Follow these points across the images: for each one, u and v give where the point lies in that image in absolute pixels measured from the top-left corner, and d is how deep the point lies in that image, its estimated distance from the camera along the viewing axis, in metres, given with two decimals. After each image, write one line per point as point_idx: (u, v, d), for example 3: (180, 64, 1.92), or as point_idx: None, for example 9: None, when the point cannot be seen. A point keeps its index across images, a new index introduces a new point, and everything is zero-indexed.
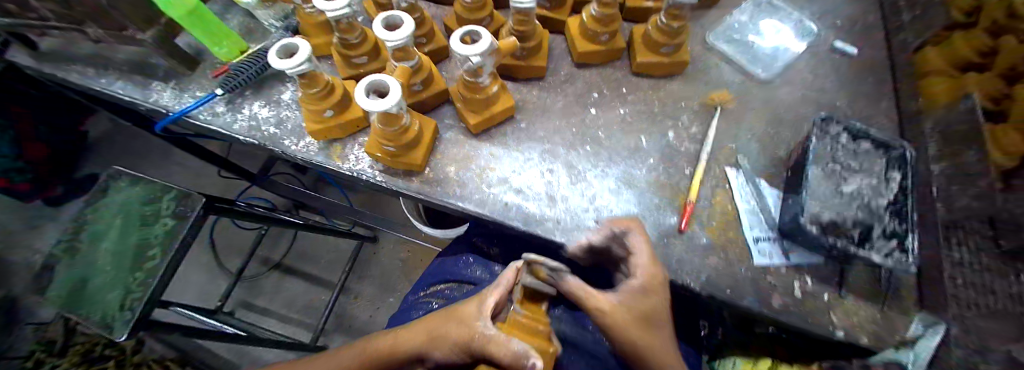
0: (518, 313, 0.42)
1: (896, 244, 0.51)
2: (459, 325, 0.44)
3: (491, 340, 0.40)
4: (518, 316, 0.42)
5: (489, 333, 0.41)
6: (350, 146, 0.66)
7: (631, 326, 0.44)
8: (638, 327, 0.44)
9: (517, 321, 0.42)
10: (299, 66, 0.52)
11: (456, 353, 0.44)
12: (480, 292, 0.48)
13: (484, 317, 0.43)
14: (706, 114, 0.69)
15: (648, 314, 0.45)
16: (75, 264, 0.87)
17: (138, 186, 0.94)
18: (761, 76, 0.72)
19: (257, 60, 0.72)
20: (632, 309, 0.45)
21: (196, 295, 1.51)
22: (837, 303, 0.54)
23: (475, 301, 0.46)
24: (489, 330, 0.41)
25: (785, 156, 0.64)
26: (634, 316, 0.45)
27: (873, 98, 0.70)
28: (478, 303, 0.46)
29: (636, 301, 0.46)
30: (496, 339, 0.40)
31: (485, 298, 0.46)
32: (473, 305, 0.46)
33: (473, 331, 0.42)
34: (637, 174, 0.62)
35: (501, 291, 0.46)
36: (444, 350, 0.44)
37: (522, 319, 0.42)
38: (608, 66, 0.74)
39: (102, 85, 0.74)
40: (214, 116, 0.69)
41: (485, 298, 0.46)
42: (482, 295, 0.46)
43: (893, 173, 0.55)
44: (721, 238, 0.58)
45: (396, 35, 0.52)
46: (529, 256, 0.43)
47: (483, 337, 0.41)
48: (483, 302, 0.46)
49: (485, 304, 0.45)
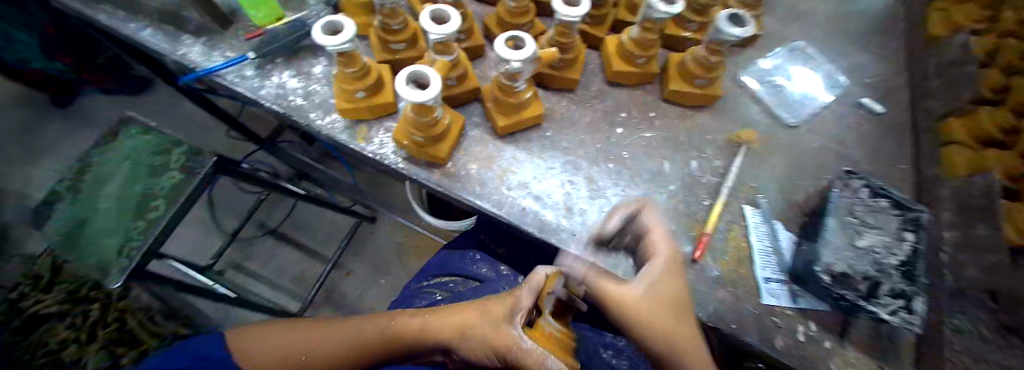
0: (553, 327, 0.46)
1: (902, 303, 0.51)
2: (493, 329, 0.47)
3: (526, 352, 0.43)
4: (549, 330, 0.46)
5: (523, 344, 0.44)
6: (375, 129, 0.65)
7: (656, 312, 0.45)
8: (659, 314, 0.44)
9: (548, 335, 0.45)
10: (343, 44, 0.52)
11: (485, 352, 0.48)
12: (512, 294, 0.50)
13: (518, 325, 0.45)
14: (730, 150, 0.69)
15: (672, 302, 0.45)
16: (75, 204, 0.85)
17: (150, 136, 0.93)
18: (788, 121, 0.73)
19: (291, 30, 0.72)
20: (656, 295, 0.46)
21: (186, 251, 1.49)
22: (836, 352, 0.54)
23: (509, 301, 0.49)
24: (525, 342, 0.44)
25: (802, 201, 0.65)
26: (658, 302, 0.45)
27: (892, 157, 0.71)
28: (511, 307, 0.48)
29: (663, 288, 0.46)
30: (532, 353, 0.43)
31: (519, 298, 0.48)
32: (506, 306, 0.49)
33: (507, 338, 0.45)
34: (656, 198, 0.63)
35: (534, 296, 0.47)
36: (475, 347, 0.49)
37: (556, 333, 0.46)
38: (639, 88, 0.74)
39: (131, 30, 0.73)
40: (241, 79, 0.69)
41: (518, 300, 0.47)
42: (516, 297, 0.49)
43: (908, 234, 0.55)
44: (731, 272, 0.58)
45: (441, 29, 0.52)
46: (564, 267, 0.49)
47: (517, 348, 0.44)
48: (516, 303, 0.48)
49: (519, 308, 0.47)
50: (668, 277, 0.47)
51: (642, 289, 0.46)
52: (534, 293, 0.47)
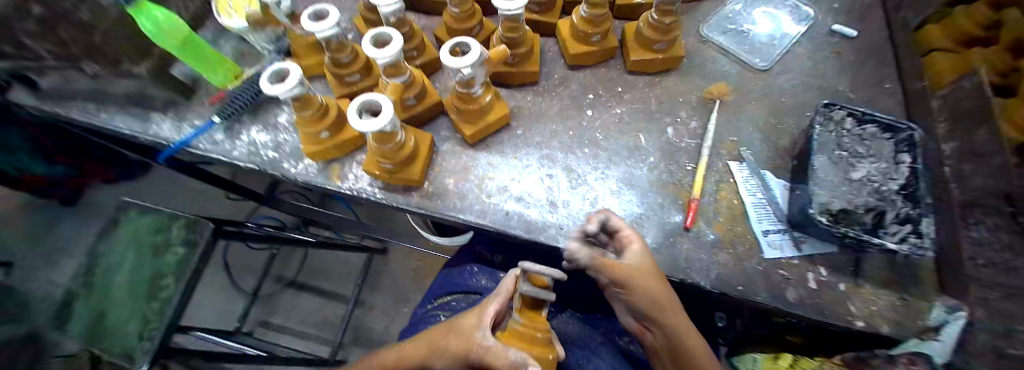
0: (517, 322, 0.43)
1: (910, 228, 0.49)
2: (458, 337, 0.44)
3: (491, 349, 0.41)
4: (518, 323, 0.43)
5: (486, 343, 0.41)
6: (348, 165, 0.66)
7: (648, 281, 0.46)
8: (653, 283, 0.47)
9: (516, 330, 0.43)
10: (292, 90, 0.52)
11: (455, 365, 0.44)
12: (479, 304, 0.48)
13: (484, 327, 0.44)
14: (705, 108, 0.68)
15: (654, 271, 0.48)
16: (90, 298, 0.88)
17: (148, 216, 0.95)
18: (759, 66, 0.71)
19: (250, 88, 0.73)
20: (643, 267, 0.47)
21: (214, 316, 1.53)
22: (854, 292, 0.52)
23: (475, 312, 0.47)
24: (488, 340, 0.42)
25: (789, 145, 0.63)
26: (646, 273, 0.47)
27: (875, 79, 0.68)
28: (476, 315, 0.46)
29: (645, 260, 0.47)
30: (495, 349, 0.41)
31: (486, 306, 0.47)
32: (474, 316, 0.46)
33: (471, 342, 0.43)
34: (638, 174, 0.61)
35: (502, 299, 0.47)
36: (444, 362, 0.44)
37: (520, 327, 0.43)
38: (602, 66, 0.73)
39: (101, 120, 0.75)
40: (213, 145, 0.70)
41: (485, 308, 0.46)
42: (483, 305, 0.47)
43: (903, 156, 0.53)
44: (729, 233, 0.56)
45: (384, 52, 0.52)
46: (523, 265, 0.40)
47: (481, 347, 0.41)
48: (483, 312, 0.46)
49: (486, 314, 0.46)
50: (645, 253, 0.48)
51: (631, 262, 0.47)
52: (502, 297, 0.47)
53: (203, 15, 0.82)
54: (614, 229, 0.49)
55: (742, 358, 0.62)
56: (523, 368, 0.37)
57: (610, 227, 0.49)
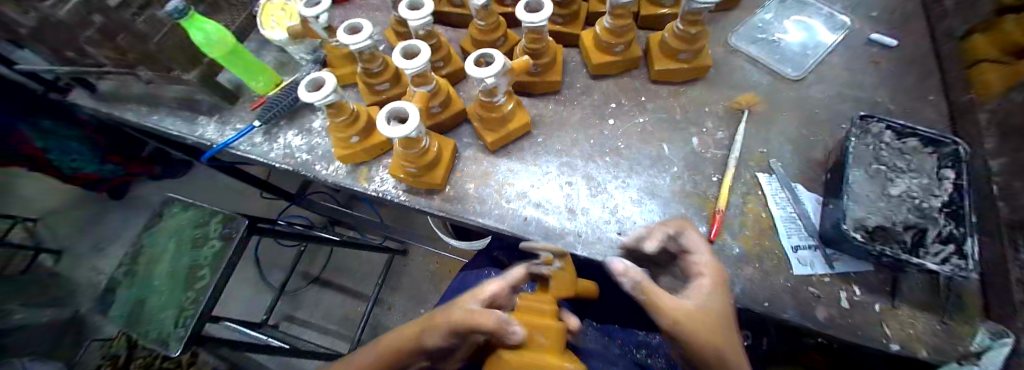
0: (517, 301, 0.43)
1: (954, 248, 0.45)
2: (448, 311, 0.43)
3: (477, 313, 0.40)
4: (515, 301, 0.44)
5: (472, 309, 0.41)
6: (375, 168, 0.68)
7: (709, 334, 0.38)
8: (715, 337, 0.38)
9: (516, 306, 0.43)
10: (326, 98, 0.55)
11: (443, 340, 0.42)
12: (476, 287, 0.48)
13: (474, 303, 0.43)
14: (731, 118, 0.66)
15: (721, 322, 0.39)
16: (136, 285, 0.95)
17: (189, 211, 1.02)
18: (791, 75, 0.69)
19: (288, 94, 0.77)
20: (707, 312, 0.39)
21: (244, 309, 1.61)
22: (889, 314, 0.49)
23: (472, 291, 0.47)
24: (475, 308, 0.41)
25: (822, 158, 0.61)
26: (709, 321, 0.38)
27: (918, 91, 0.65)
28: (473, 295, 0.46)
29: (712, 306, 0.40)
30: (480, 313, 0.40)
31: (485, 286, 0.47)
32: (469, 294, 0.46)
33: (460, 313, 0.42)
34: (660, 184, 0.61)
35: (502, 282, 0.47)
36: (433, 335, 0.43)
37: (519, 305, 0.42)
38: (625, 75, 0.73)
39: (154, 122, 0.81)
40: (252, 146, 0.74)
41: (482, 287, 0.46)
42: (480, 286, 0.47)
43: (948, 171, 0.50)
44: (755, 247, 0.55)
45: (413, 63, 0.54)
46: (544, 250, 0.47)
47: (467, 313, 0.40)
48: (480, 290, 0.46)
49: (481, 292, 0.46)
50: (715, 293, 0.41)
51: (694, 301, 0.40)
52: (504, 282, 0.47)
53: (248, 26, 0.88)
54: (685, 248, 0.46)
55: None
56: (508, 322, 0.37)
57: (682, 242, 0.47)
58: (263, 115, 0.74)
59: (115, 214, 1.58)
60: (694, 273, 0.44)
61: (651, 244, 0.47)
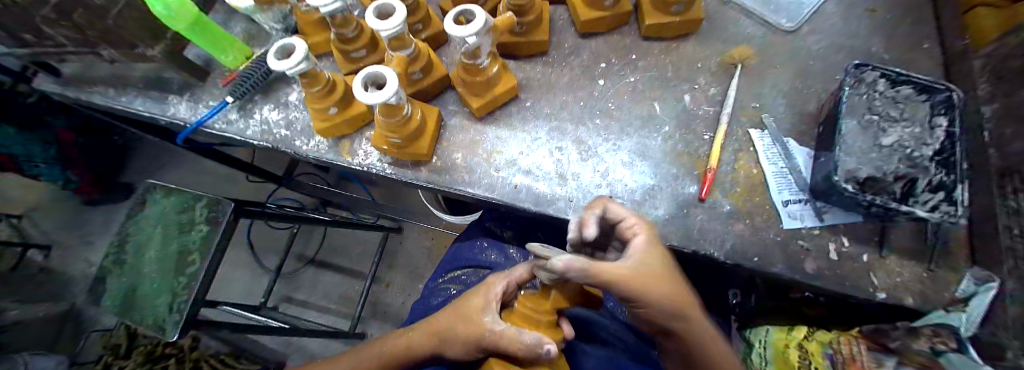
0: (525, 305, 0.45)
1: (944, 196, 0.46)
2: (467, 323, 0.46)
3: (503, 334, 0.43)
4: (524, 306, 0.45)
5: (496, 328, 0.44)
6: (358, 141, 0.66)
7: (658, 287, 0.37)
8: (662, 292, 0.38)
9: (524, 311, 0.45)
10: (297, 65, 0.52)
11: (464, 351, 0.46)
12: (483, 285, 0.50)
13: (490, 311, 0.46)
14: (724, 73, 0.64)
15: (667, 272, 0.39)
16: (125, 274, 0.93)
17: (171, 197, 0.99)
18: (786, 26, 0.67)
19: (260, 66, 0.72)
20: (647, 269, 0.38)
21: (242, 292, 1.61)
22: (877, 264, 0.50)
23: (481, 293, 0.49)
24: (499, 325, 0.44)
25: (816, 110, 0.60)
26: (653, 275, 0.38)
27: (914, 38, 0.63)
28: (483, 296, 0.48)
29: (653, 258, 0.39)
30: (506, 333, 0.43)
31: (491, 287, 0.48)
32: (480, 299, 0.48)
33: (482, 327, 0.45)
34: (651, 144, 0.59)
35: (509, 282, 0.48)
36: (456, 348, 0.47)
37: (529, 309, 0.45)
38: (615, 32, 0.70)
39: (123, 103, 0.76)
40: (228, 124, 0.71)
41: (490, 290, 0.48)
42: (489, 285, 0.49)
43: (940, 119, 0.50)
44: (746, 204, 0.54)
45: (388, 23, 0.51)
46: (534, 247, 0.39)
47: (493, 332, 0.44)
48: (488, 293, 0.48)
49: (492, 295, 0.48)
50: (651, 247, 0.40)
51: (630, 263, 0.38)
52: (510, 280, 0.49)
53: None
54: (615, 221, 0.43)
55: (758, 330, 0.64)
56: (540, 348, 0.40)
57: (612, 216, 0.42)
58: (236, 90, 0.70)
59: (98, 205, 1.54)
60: (629, 234, 0.42)
61: (590, 228, 0.39)
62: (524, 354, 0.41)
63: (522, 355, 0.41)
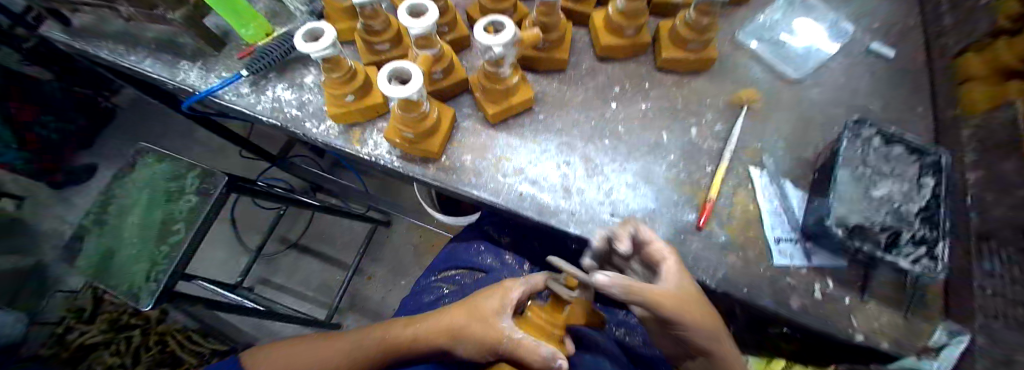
0: (540, 315, 0.48)
1: (925, 251, 0.49)
2: (484, 326, 0.48)
3: (521, 343, 0.46)
4: (536, 316, 0.49)
5: (514, 336, 0.47)
6: (369, 131, 0.66)
7: (692, 309, 0.43)
8: (696, 314, 0.44)
9: (538, 321, 0.48)
10: (324, 50, 0.52)
11: (478, 353, 0.49)
12: (500, 287, 0.52)
13: (507, 316, 0.48)
14: (731, 112, 0.67)
15: (694, 291, 0.45)
16: (104, 237, 0.91)
17: (164, 163, 0.97)
18: (791, 76, 0.70)
19: (280, 45, 0.72)
20: (683, 290, 0.44)
21: (218, 269, 1.57)
22: (858, 308, 0.53)
23: (497, 297, 0.50)
24: (516, 333, 0.47)
25: (813, 157, 0.63)
26: (688, 296, 0.44)
27: (907, 102, 0.67)
28: (499, 299, 0.50)
29: (682, 279, 0.45)
30: (524, 342, 0.46)
31: (509, 293, 0.50)
32: (495, 302, 0.50)
33: (499, 333, 0.47)
34: (655, 170, 0.61)
35: (525, 289, 0.50)
36: (468, 349, 0.49)
37: (541, 320, 0.48)
38: (631, 60, 0.72)
39: (131, 62, 0.75)
40: (238, 97, 0.70)
41: (508, 295, 0.50)
42: (506, 290, 0.51)
43: (927, 179, 0.53)
44: (740, 237, 0.57)
45: (419, 23, 0.52)
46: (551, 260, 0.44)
47: (510, 339, 0.47)
48: (506, 298, 0.50)
49: (509, 301, 0.50)
50: (681, 271, 0.45)
51: (668, 284, 0.44)
52: (528, 286, 0.51)
53: None
54: (643, 242, 0.46)
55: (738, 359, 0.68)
56: (554, 362, 0.43)
57: (640, 238, 0.46)
58: (252, 65, 0.70)
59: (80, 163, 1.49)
60: (656, 258, 0.46)
61: (624, 246, 0.44)
62: (538, 365, 0.44)
63: (536, 364, 0.44)
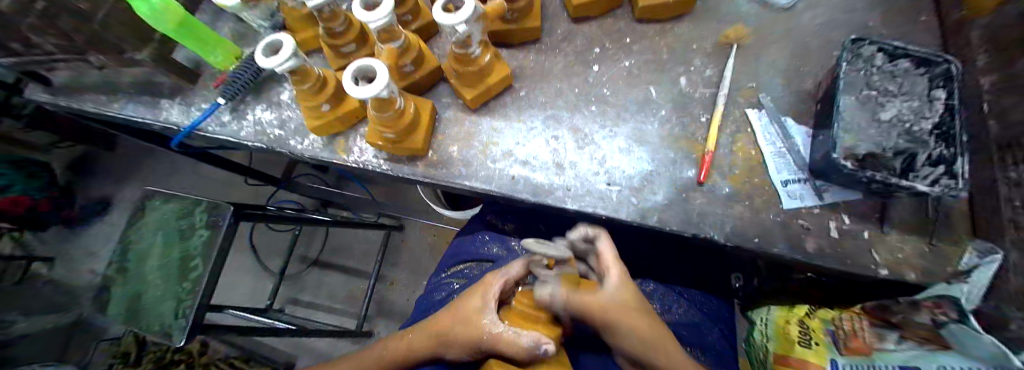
0: (523, 304, 0.47)
1: (945, 169, 0.45)
2: (466, 326, 0.47)
3: (501, 337, 0.44)
4: (522, 304, 0.47)
5: (496, 330, 0.45)
6: (353, 138, 0.66)
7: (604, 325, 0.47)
8: (634, 321, 0.44)
9: (524, 309, 0.47)
10: (286, 62, 0.51)
11: (466, 353, 0.48)
12: (481, 285, 0.50)
13: (489, 313, 0.47)
14: (720, 54, 0.64)
15: (638, 304, 0.46)
16: (130, 282, 0.94)
17: (170, 203, 0.98)
18: (780, 4, 0.66)
19: (249, 66, 0.71)
20: (624, 301, 0.45)
21: (247, 296, 1.62)
22: (878, 240, 0.50)
23: (478, 295, 0.49)
24: (497, 328, 0.45)
25: (813, 88, 0.59)
26: (628, 308, 0.45)
27: (909, 12, 0.63)
28: (481, 299, 0.49)
29: (627, 292, 0.46)
30: (503, 336, 0.44)
31: (490, 287, 0.49)
32: (477, 300, 0.49)
33: (479, 331, 0.46)
34: (648, 129, 0.59)
35: (505, 281, 0.49)
36: (454, 350, 0.48)
37: (527, 308, 0.47)
38: (607, 17, 0.69)
39: (114, 110, 0.75)
40: (221, 126, 0.70)
41: (488, 289, 0.49)
42: (486, 285, 0.50)
43: (939, 91, 0.49)
44: (746, 186, 0.54)
45: (374, 15, 0.50)
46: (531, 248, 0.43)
47: (491, 334, 0.45)
48: (486, 295, 0.49)
49: (489, 295, 0.49)
50: (626, 280, 0.47)
51: (613, 292, 0.46)
52: (507, 278, 0.49)
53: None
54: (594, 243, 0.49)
55: (762, 310, 0.65)
56: (537, 349, 0.42)
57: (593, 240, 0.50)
58: (226, 92, 0.68)
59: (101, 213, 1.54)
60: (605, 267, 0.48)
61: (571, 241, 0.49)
62: (524, 356, 0.43)
63: (522, 357, 0.43)
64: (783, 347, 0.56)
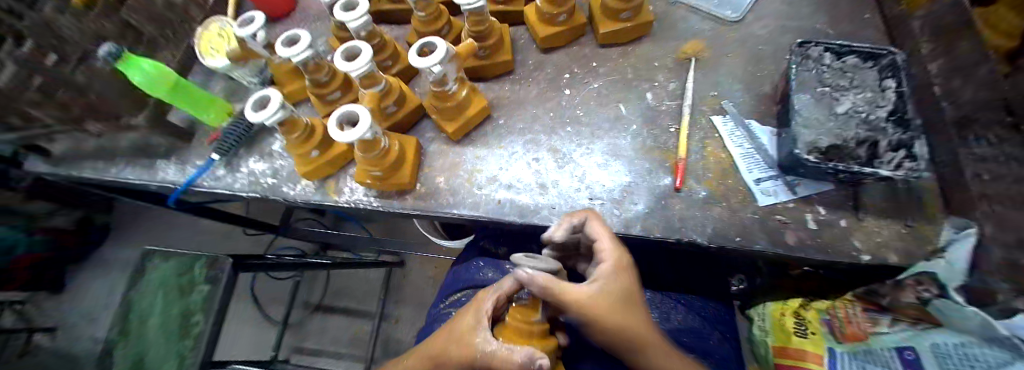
0: (514, 320, 0.47)
1: (905, 153, 0.47)
2: (460, 346, 0.46)
3: (494, 353, 0.43)
4: (512, 319, 0.47)
5: (489, 347, 0.44)
6: (343, 179, 0.68)
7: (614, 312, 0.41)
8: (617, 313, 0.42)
9: (515, 325, 0.47)
10: (275, 115, 0.54)
11: None
12: (474, 302, 0.51)
13: (483, 329, 0.46)
14: (682, 68, 0.68)
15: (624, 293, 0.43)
16: (129, 346, 0.93)
17: (168, 260, 0.99)
18: (731, 17, 0.71)
19: (240, 122, 0.74)
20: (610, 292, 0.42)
21: (250, 349, 1.58)
22: (855, 227, 0.52)
23: (472, 312, 0.49)
24: (491, 345, 0.44)
25: (772, 90, 0.63)
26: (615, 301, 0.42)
27: (853, 12, 0.68)
28: (474, 316, 0.49)
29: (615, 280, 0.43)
30: (497, 352, 0.43)
31: (483, 303, 0.49)
32: (471, 317, 0.49)
33: (473, 349, 0.45)
34: (622, 143, 0.62)
35: (498, 296, 0.49)
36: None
37: (519, 325, 0.47)
38: (574, 44, 0.73)
39: (113, 175, 0.77)
40: (216, 180, 0.73)
41: (482, 306, 0.49)
42: (479, 303, 0.50)
43: (889, 81, 0.53)
44: (721, 188, 0.56)
45: (355, 65, 0.54)
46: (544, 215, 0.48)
47: (485, 352, 0.44)
48: (480, 311, 0.48)
49: (483, 311, 0.48)
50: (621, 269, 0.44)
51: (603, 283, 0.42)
52: (500, 293, 0.49)
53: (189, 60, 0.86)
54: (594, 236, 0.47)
55: (760, 309, 0.65)
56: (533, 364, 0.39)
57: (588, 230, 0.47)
58: (221, 148, 0.72)
59: (99, 277, 1.54)
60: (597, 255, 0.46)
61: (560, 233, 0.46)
62: None
63: None
64: (779, 340, 0.58)
